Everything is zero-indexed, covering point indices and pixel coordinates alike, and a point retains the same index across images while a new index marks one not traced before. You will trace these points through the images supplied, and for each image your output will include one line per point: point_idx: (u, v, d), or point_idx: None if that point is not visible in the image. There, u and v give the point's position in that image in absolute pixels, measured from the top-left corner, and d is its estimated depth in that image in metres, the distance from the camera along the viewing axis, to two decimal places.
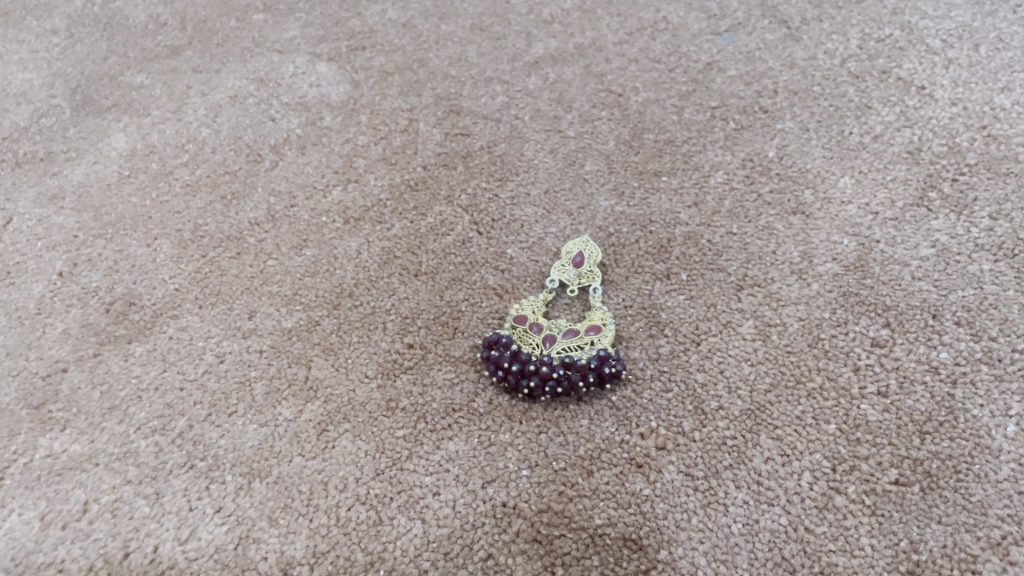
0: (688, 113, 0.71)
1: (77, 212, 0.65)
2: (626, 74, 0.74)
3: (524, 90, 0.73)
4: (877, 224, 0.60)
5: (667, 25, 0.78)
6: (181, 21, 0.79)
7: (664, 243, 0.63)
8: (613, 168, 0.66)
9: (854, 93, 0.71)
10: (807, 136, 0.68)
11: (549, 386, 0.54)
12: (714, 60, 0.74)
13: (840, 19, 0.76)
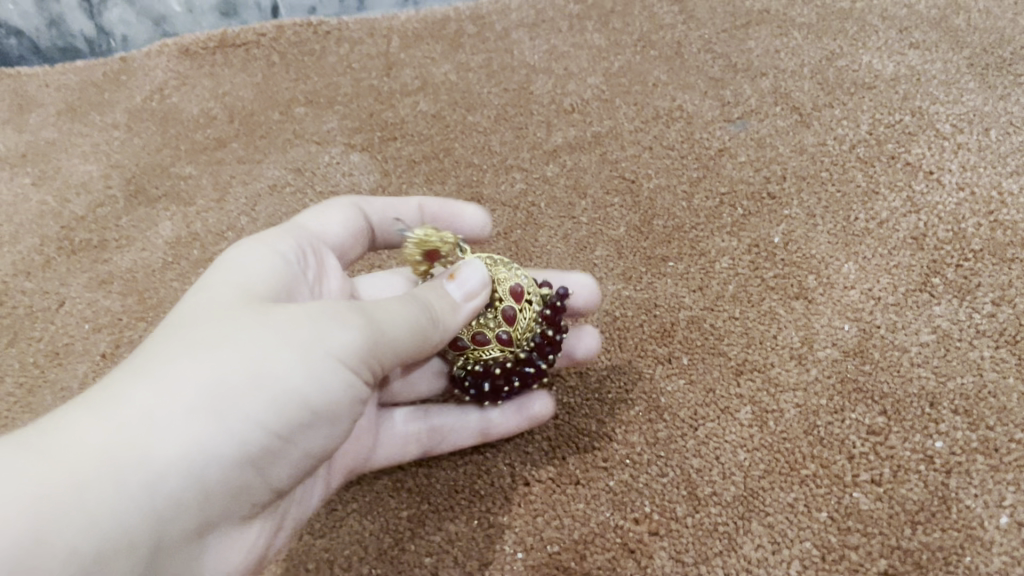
0: (698, 199, 0.66)
1: (124, 295, 0.68)
2: (639, 161, 0.70)
3: (543, 177, 0.71)
4: (900, 306, 0.54)
5: (682, 112, 0.74)
6: (229, 114, 0.85)
7: (666, 327, 0.57)
8: (637, 245, 0.63)
9: (863, 178, 0.64)
10: (814, 221, 0.61)
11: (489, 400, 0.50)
12: (726, 146, 0.70)
13: (859, 99, 0.71)
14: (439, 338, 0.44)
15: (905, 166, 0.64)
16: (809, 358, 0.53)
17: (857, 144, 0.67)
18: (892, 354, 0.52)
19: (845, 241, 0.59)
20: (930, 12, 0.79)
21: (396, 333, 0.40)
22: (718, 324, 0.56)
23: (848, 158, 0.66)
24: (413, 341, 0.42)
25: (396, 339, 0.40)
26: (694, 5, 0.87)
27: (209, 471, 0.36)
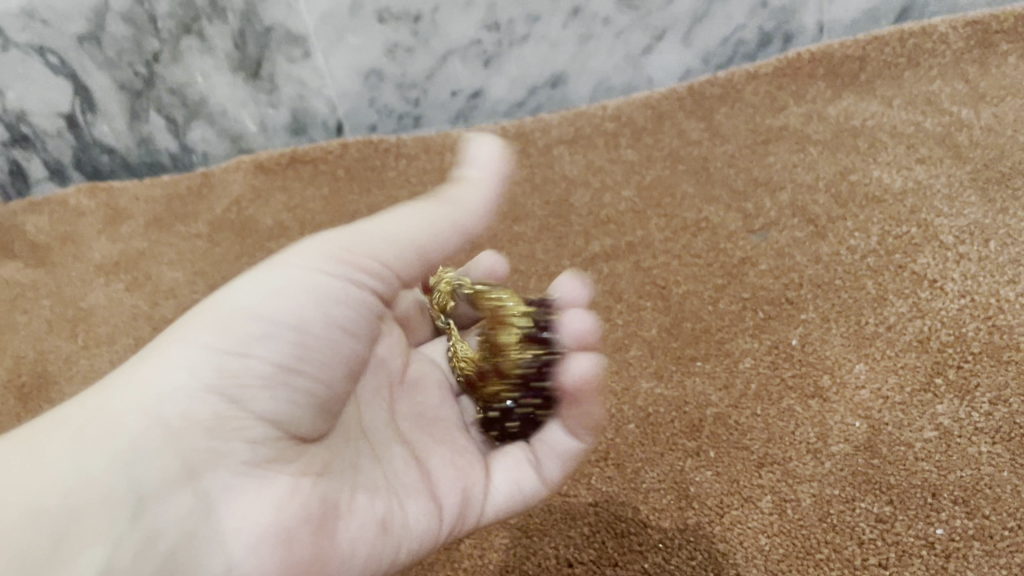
0: (723, 303, 0.73)
1: None
2: (669, 268, 0.78)
3: (582, 283, 0.79)
4: (906, 404, 0.60)
5: (708, 223, 0.82)
6: (300, 225, 0.95)
7: (695, 422, 0.63)
8: (667, 345, 0.70)
9: (872, 285, 0.70)
10: (828, 324, 0.68)
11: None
12: (749, 255, 0.77)
13: (869, 212, 0.78)
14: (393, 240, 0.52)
15: (911, 275, 0.70)
16: (823, 452, 0.59)
17: (868, 254, 0.74)
18: (899, 449, 0.57)
19: (856, 344, 0.66)
20: (936, 128, 0.86)
21: (297, 266, 0.50)
22: (742, 420, 0.62)
23: (859, 266, 0.73)
24: (344, 258, 0.51)
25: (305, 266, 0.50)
26: (719, 123, 0.96)
27: (160, 436, 0.44)
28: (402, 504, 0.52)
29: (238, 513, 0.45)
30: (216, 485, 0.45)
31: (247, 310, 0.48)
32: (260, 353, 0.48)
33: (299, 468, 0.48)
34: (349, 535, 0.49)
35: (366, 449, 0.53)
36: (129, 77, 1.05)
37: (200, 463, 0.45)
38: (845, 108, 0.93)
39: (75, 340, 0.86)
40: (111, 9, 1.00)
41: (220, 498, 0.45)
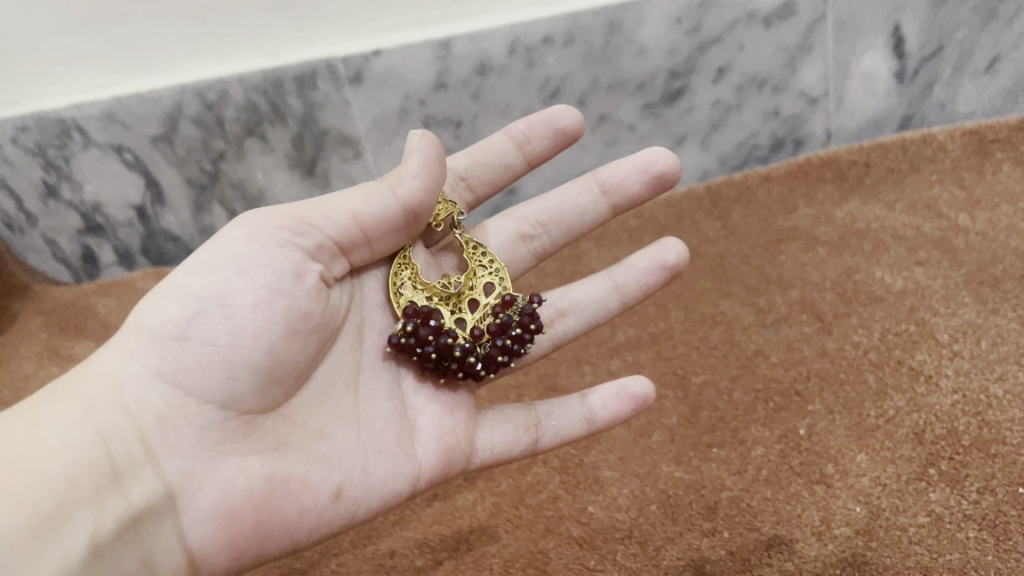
0: (737, 393, 0.80)
1: None
2: (688, 359, 0.85)
3: (608, 370, 0.87)
4: (902, 491, 0.67)
5: (724, 316, 0.90)
6: None
7: (711, 505, 0.70)
8: (687, 432, 0.77)
9: (874, 379, 0.77)
10: (833, 415, 0.75)
11: (526, 334, 0.67)
12: (761, 348, 0.84)
13: (872, 311, 0.85)
14: (350, 209, 0.60)
15: (910, 370, 0.77)
16: (827, 534, 0.65)
17: (870, 350, 0.81)
18: (894, 533, 0.64)
19: (858, 434, 0.73)
20: (934, 232, 0.94)
21: (243, 245, 0.57)
22: (754, 503, 0.69)
23: (862, 361, 0.80)
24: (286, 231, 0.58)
25: (249, 248, 0.57)
26: (735, 221, 1.04)
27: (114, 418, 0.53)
28: (371, 465, 0.61)
29: (188, 486, 0.55)
30: (163, 461, 0.55)
31: (199, 295, 0.56)
32: (198, 331, 0.55)
33: (247, 447, 0.57)
34: (298, 506, 0.57)
35: (343, 412, 0.62)
36: (196, 173, 1.18)
37: (153, 442, 0.54)
38: (852, 211, 1.01)
39: None
40: (184, 114, 1.12)
41: (170, 475, 0.55)
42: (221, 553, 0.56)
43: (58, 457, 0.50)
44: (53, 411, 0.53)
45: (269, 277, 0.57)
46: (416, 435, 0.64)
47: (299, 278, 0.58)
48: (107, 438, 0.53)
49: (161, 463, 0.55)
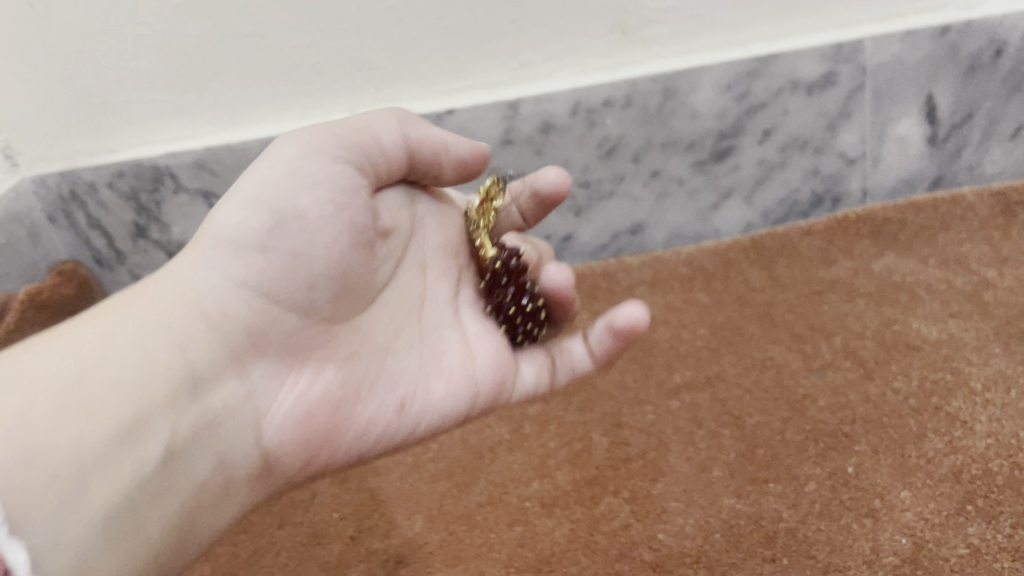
0: (789, 433, 0.88)
1: (360, 491, 0.94)
2: (743, 400, 0.94)
3: (669, 409, 0.95)
4: (944, 525, 0.75)
5: (773, 361, 0.98)
6: None
7: (770, 534, 0.78)
8: (744, 468, 0.85)
9: (914, 423, 0.86)
10: (878, 455, 0.83)
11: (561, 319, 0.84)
12: (809, 392, 0.93)
13: (911, 360, 0.94)
14: (374, 127, 0.72)
15: (947, 415, 0.86)
16: (877, 562, 0.73)
17: (910, 396, 0.89)
18: (938, 562, 0.72)
19: (902, 473, 0.81)
20: (965, 286, 1.03)
21: (307, 177, 0.67)
22: (810, 534, 0.77)
23: (903, 406, 0.88)
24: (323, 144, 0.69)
25: (306, 167, 0.68)
26: (779, 272, 1.13)
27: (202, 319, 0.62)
28: (431, 387, 0.74)
29: (270, 392, 0.66)
30: (249, 367, 0.65)
31: (271, 211, 0.66)
32: (271, 241, 0.66)
33: (310, 355, 0.69)
34: (367, 415, 0.71)
35: (411, 332, 0.76)
36: None
37: (239, 348, 0.64)
38: (888, 265, 1.09)
39: None
40: None
41: (253, 378, 0.65)
42: (289, 450, 0.66)
43: (147, 363, 0.57)
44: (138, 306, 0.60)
45: (329, 192, 0.68)
46: (474, 361, 0.76)
47: (351, 206, 0.70)
48: (194, 345, 0.61)
49: (251, 370, 0.65)
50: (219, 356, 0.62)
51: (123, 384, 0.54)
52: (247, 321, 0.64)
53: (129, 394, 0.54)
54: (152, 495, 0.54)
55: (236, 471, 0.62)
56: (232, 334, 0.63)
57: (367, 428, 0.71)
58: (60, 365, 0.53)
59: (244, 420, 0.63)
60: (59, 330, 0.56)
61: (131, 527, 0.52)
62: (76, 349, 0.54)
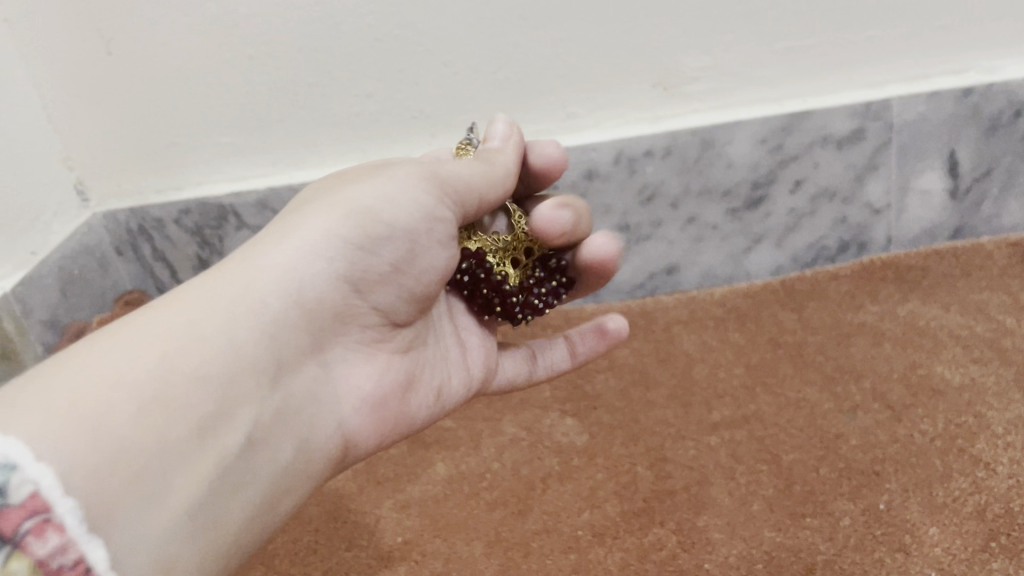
0: (823, 470, 0.95)
1: (421, 517, 1.01)
2: (779, 438, 1.01)
3: (709, 445, 1.02)
4: (970, 560, 0.81)
5: (807, 401, 1.05)
6: None
7: (810, 566, 0.84)
8: (783, 503, 0.92)
9: (941, 464, 0.93)
10: (908, 493, 0.90)
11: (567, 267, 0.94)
12: (841, 432, 1.00)
13: (936, 403, 1.01)
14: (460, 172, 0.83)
15: (971, 457, 0.92)
16: None
17: (936, 437, 0.96)
18: None
19: (931, 511, 0.87)
20: (986, 333, 1.10)
21: (396, 196, 0.77)
22: (846, 566, 0.83)
23: (929, 447, 0.95)
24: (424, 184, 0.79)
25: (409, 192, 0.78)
26: (809, 315, 1.20)
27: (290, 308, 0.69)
28: (449, 379, 0.90)
29: (338, 369, 0.76)
30: (324, 350, 0.74)
31: (377, 223, 0.75)
32: (366, 249, 0.75)
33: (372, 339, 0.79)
34: (417, 401, 0.85)
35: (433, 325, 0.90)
36: None
37: (317, 336, 0.73)
38: (912, 310, 1.17)
39: None
40: None
41: (332, 363, 0.75)
42: (362, 426, 0.78)
43: (235, 354, 0.64)
44: (238, 292, 0.67)
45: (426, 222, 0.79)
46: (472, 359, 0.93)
47: (417, 227, 0.79)
48: (282, 334, 0.68)
49: (325, 349, 0.74)
50: (302, 341, 0.71)
51: (208, 379, 0.62)
52: (329, 304, 0.73)
53: (212, 386, 0.62)
54: (236, 481, 0.63)
55: (316, 448, 0.71)
56: (313, 318, 0.72)
57: (418, 405, 0.85)
58: (150, 354, 0.60)
59: (325, 401, 0.73)
60: (164, 315, 0.63)
61: (214, 518, 0.60)
62: (176, 343, 0.61)
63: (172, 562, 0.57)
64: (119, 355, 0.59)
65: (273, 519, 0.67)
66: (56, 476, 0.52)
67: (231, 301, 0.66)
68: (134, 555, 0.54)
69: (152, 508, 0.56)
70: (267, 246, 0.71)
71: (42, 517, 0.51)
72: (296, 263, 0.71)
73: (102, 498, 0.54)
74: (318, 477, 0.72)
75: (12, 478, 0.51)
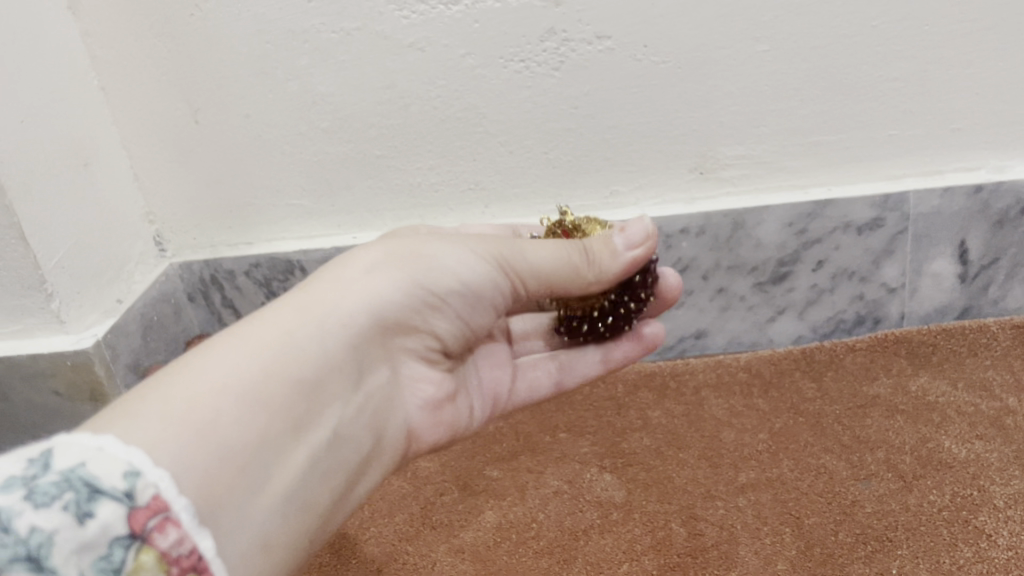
0: (841, 534, 1.05)
1: (473, 562, 1.09)
2: (801, 502, 1.11)
3: (737, 505, 1.13)
4: None
5: (826, 469, 1.16)
6: (516, 433, 1.33)
7: None
8: (804, 564, 1.02)
9: (947, 533, 1.03)
10: (917, 560, 1.00)
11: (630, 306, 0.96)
12: (858, 498, 1.10)
13: (943, 476, 1.12)
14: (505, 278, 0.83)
15: (975, 528, 1.03)
16: None
17: (944, 507, 1.07)
18: None
19: None
20: (990, 411, 1.21)
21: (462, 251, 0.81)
22: None
23: (937, 517, 1.06)
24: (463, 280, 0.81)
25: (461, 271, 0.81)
26: (828, 384, 1.32)
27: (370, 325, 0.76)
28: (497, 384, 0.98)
29: (402, 375, 0.83)
30: (395, 356, 0.81)
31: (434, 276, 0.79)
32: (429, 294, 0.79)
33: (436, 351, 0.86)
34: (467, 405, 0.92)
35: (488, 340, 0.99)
36: None
37: (390, 345, 0.80)
38: (923, 385, 1.28)
39: (364, 510, 1.21)
40: None
41: (401, 368, 0.83)
42: (423, 423, 0.86)
43: (324, 364, 0.71)
44: (326, 312, 0.73)
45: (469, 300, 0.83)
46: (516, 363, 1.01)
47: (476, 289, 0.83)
48: (361, 346, 0.75)
49: (393, 357, 0.81)
50: (375, 350, 0.78)
51: (299, 387, 0.68)
52: (397, 325, 0.79)
53: (301, 393, 0.69)
54: (324, 471, 0.71)
55: (386, 440, 0.80)
56: (383, 335, 0.78)
57: (467, 407, 0.92)
58: (248, 370, 0.66)
59: (393, 399, 0.81)
60: (258, 331, 0.68)
61: (305, 500, 0.68)
62: (268, 359, 0.67)
63: (272, 540, 0.64)
64: (221, 367, 0.65)
65: (347, 501, 0.75)
66: (171, 479, 0.57)
67: (317, 321, 0.71)
68: (236, 541, 0.61)
69: (255, 495, 0.63)
70: (343, 271, 0.76)
71: (163, 515, 0.55)
72: (376, 288, 0.76)
73: (211, 492, 0.59)
74: (386, 460, 0.81)
75: (137, 482, 0.55)
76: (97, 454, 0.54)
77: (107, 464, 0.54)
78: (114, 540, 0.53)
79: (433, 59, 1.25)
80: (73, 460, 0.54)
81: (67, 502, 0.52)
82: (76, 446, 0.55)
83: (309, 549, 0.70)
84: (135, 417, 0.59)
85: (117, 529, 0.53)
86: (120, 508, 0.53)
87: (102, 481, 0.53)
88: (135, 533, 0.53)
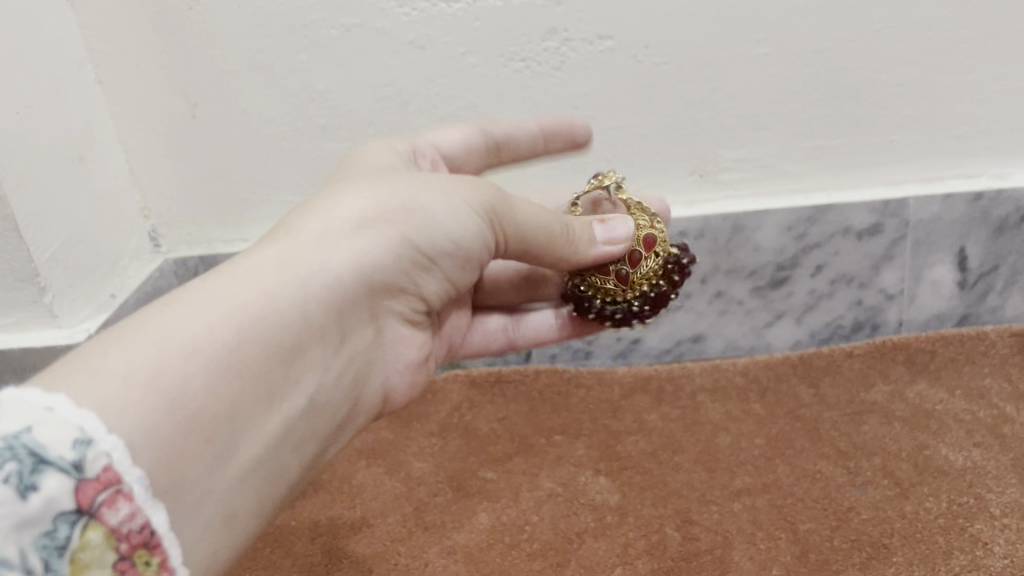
0: (837, 540, 1.04)
1: (465, 563, 1.08)
2: (797, 507, 1.10)
3: (732, 510, 1.12)
4: None
5: (822, 476, 1.15)
6: (511, 436, 1.32)
7: None
8: (799, 569, 1.01)
9: (943, 540, 1.02)
10: (912, 566, 0.99)
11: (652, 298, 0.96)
12: (854, 505, 1.10)
13: (940, 484, 1.11)
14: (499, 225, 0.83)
15: (971, 536, 1.02)
16: None
17: (940, 514, 1.06)
18: None
19: None
20: (988, 418, 1.20)
21: (452, 217, 0.78)
22: None
23: (933, 524, 1.05)
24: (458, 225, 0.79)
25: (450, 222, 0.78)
26: (825, 390, 1.31)
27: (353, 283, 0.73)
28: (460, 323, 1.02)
29: (381, 333, 0.82)
30: (376, 314, 0.79)
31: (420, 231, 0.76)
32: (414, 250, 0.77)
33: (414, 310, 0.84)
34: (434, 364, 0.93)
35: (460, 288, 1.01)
36: None
37: (372, 304, 0.78)
38: (920, 393, 1.27)
39: (357, 509, 1.20)
40: None
41: (381, 327, 0.81)
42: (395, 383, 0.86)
43: (304, 323, 0.68)
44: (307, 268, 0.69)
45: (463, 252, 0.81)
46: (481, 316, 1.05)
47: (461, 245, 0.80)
48: (343, 304, 0.73)
49: (375, 315, 0.79)
50: (357, 307, 0.75)
51: (276, 349, 0.66)
52: (380, 284, 0.76)
53: (279, 354, 0.66)
54: (295, 435, 0.70)
55: (359, 398, 0.80)
56: (364, 293, 0.76)
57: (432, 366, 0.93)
58: (222, 329, 0.62)
59: (370, 356, 0.80)
60: (234, 288, 0.65)
61: (274, 463, 0.68)
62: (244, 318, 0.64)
63: (235, 508, 0.64)
64: (194, 325, 0.61)
65: (314, 461, 0.75)
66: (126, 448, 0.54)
67: (296, 277, 0.68)
68: (197, 511, 0.60)
69: (220, 463, 0.62)
70: (326, 223, 0.72)
71: (114, 488, 0.53)
72: (360, 247, 0.72)
73: (173, 463, 0.57)
74: (358, 417, 0.81)
75: (87, 452, 0.52)
76: (45, 417, 0.52)
77: (55, 431, 0.51)
78: (59, 515, 0.50)
79: (433, 57, 1.25)
80: (18, 425, 0.51)
81: (10, 474, 0.49)
82: (24, 408, 0.52)
83: (273, 513, 0.69)
84: (95, 376, 0.55)
85: (63, 503, 0.50)
86: (66, 481, 0.51)
87: (48, 450, 0.51)
88: (81, 509, 0.51)
